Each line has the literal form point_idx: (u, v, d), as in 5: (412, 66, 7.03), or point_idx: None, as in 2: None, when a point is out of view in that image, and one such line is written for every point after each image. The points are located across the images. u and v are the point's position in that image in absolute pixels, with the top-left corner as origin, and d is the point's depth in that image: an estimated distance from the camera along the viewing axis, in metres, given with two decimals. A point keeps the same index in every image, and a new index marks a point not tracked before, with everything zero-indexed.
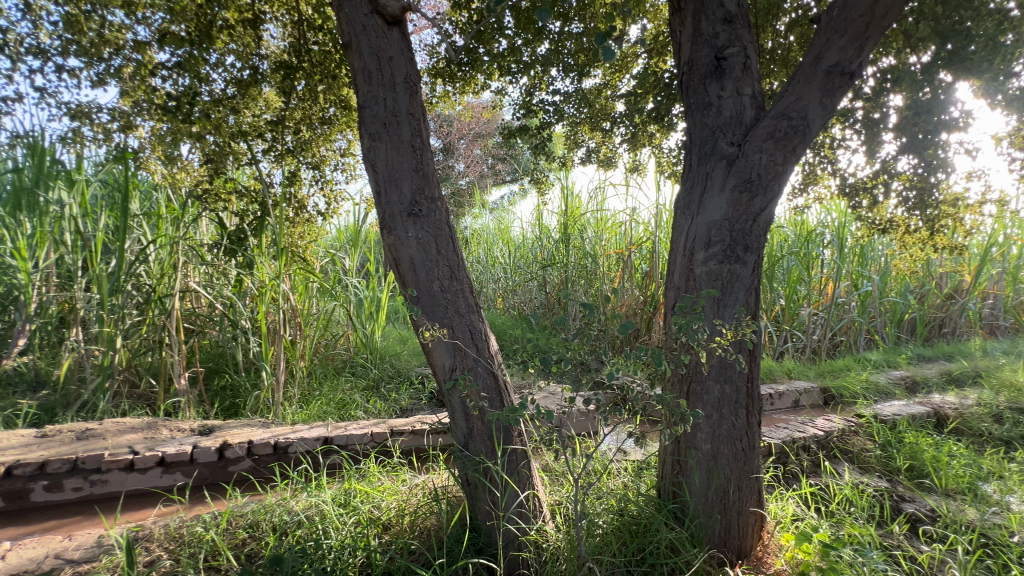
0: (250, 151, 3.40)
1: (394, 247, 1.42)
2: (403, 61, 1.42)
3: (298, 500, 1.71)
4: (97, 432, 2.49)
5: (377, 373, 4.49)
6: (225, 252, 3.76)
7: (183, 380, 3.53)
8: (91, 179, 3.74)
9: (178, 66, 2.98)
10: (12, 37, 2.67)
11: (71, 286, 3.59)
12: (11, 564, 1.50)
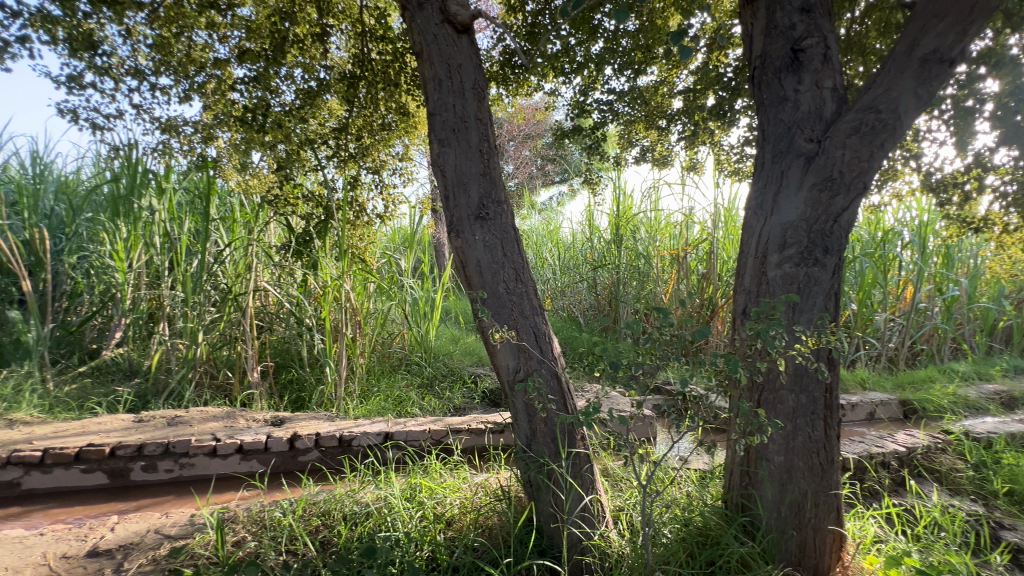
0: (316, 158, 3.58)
1: (461, 249, 1.45)
2: (472, 67, 1.45)
3: (366, 492, 1.78)
4: (185, 420, 2.71)
5: (431, 371, 4.62)
6: (293, 253, 3.99)
7: (256, 374, 3.78)
8: (177, 187, 4.08)
9: (253, 80, 3.19)
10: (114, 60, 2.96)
11: (158, 284, 3.94)
12: (119, 536, 1.66)
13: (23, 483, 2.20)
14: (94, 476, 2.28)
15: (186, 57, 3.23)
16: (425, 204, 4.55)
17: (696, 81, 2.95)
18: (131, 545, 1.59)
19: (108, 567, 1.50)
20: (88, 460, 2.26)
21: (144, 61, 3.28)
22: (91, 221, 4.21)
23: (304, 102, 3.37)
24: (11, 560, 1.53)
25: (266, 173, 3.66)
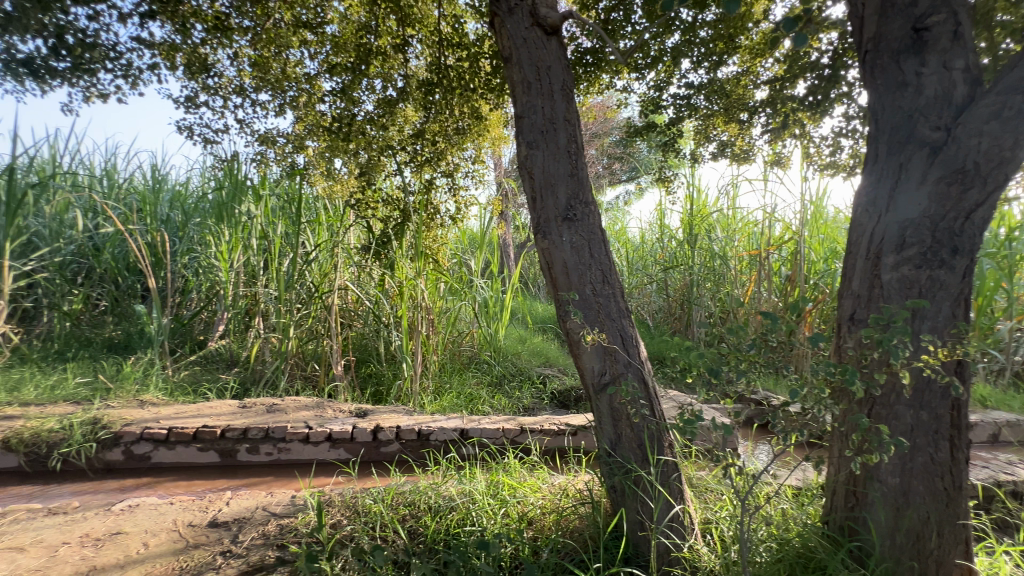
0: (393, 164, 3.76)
1: (548, 250, 1.46)
2: (560, 68, 1.46)
3: (450, 486, 1.84)
4: (281, 407, 2.95)
5: (500, 371, 4.70)
6: (373, 254, 4.23)
7: (339, 367, 4.04)
8: (271, 194, 4.45)
9: (338, 93, 3.40)
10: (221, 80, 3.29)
11: (255, 283, 4.31)
12: (234, 509, 1.83)
13: (151, 457, 2.49)
14: (208, 454, 2.53)
15: (280, 73, 3.51)
16: (495, 206, 4.63)
17: (783, 69, 2.76)
18: (245, 518, 1.76)
19: (227, 538, 1.66)
20: (203, 440, 2.52)
21: (246, 80, 3.62)
22: (199, 225, 4.70)
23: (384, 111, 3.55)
24: (148, 525, 1.73)
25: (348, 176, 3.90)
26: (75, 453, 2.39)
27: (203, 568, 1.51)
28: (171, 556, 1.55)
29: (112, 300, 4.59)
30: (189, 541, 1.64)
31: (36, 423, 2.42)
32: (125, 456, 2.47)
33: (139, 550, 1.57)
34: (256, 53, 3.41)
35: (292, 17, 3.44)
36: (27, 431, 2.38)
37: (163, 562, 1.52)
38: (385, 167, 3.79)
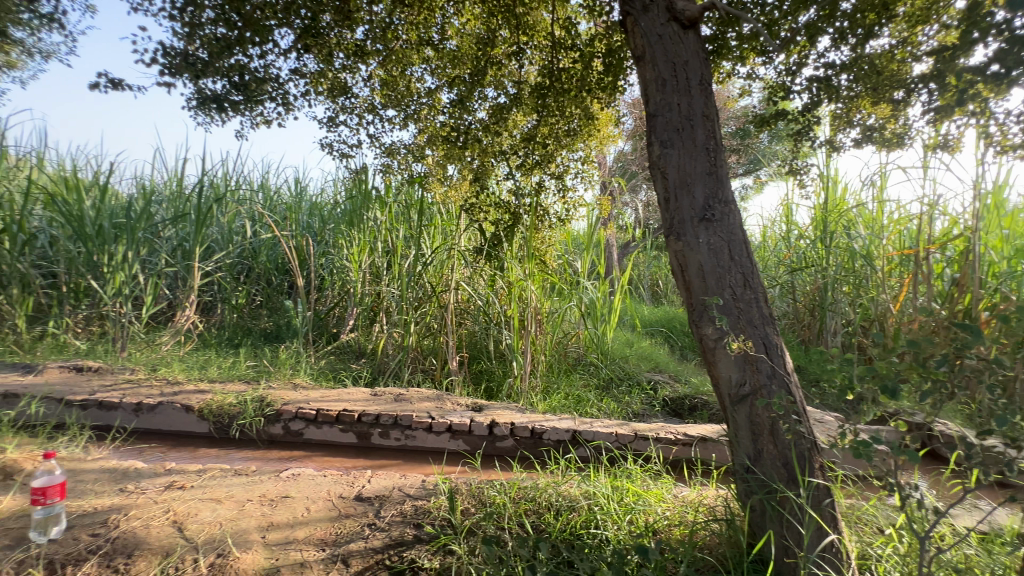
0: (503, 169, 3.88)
1: (683, 252, 1.41)
2: (697, 63, 1.43)
3: (572, 486, 1.87)
4: (407, 397, 3.21)
5: (608, 373, 4.63)
6: (485, 255, 4.42)
7: (454, 362, 4.29)
8: (393, 200, 4.85)
9: (455, 104, 3.61)
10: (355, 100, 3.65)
11: (379, 281, 4.73)
12: (375, 487, 2.04)
13: (303, 434, 2.85)
14: (347, 435, 2.84)
15: (404, 89, 3.82)
16: (602, 205, 4.57)
17: (957, 34, 2.33)
18: (385, 496, 1.95)
19: (371, 512, 1.84)
20: (344, 421, 2.83)
21: (375, 98, 3.99)
22: (334, 230, 5.28)
23: (493, 119, 3.68)
24: (308, 492, 1.99)
25: (462, 181, 4.13)
26: (249, 425, 2.82)
27: (354, 536, 1.69)
28: (327, 522, 1.77)
29: (268, 295, 5.35)
30: (341, 510, 1.85)
31: (221, 397, 2.89)
32: (284, 431, 2.85)
33: (304, 513, 1.82)
34: (384, 72, 3.75)
35: (416, 36, 3.72)
36: (215, 403, 2.84)
37: (322, 527, 1.74)
38: (497, 173, 3.93)
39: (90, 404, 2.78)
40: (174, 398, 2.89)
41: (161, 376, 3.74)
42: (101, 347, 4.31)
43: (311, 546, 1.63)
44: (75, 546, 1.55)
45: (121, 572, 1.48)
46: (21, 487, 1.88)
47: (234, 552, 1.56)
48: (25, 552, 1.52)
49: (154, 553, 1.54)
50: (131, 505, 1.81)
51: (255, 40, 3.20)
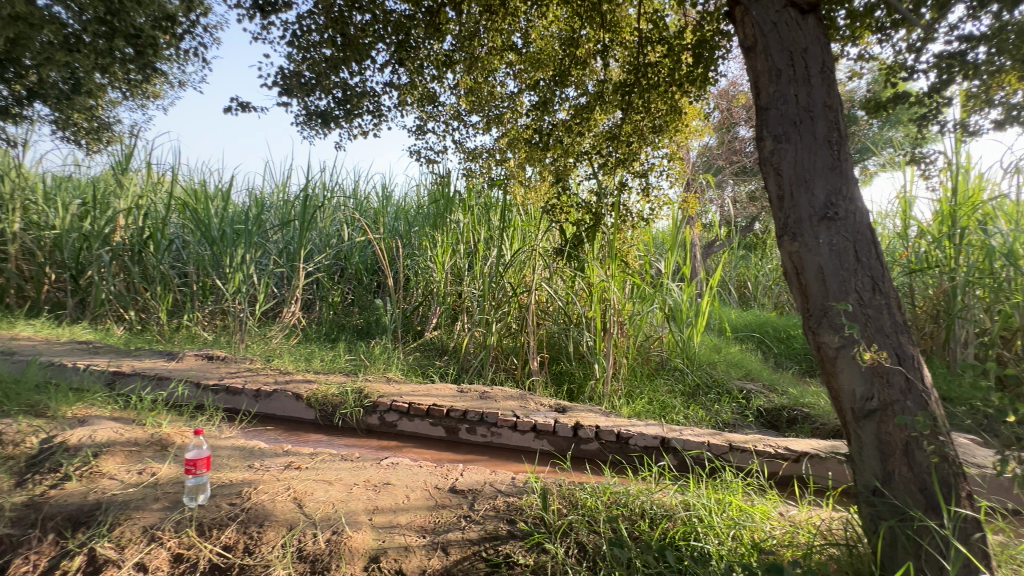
0: (584, 169, 3.85)
1: (799, 253, 1.43)
2: (818, 49, 1.45)
3: (667, 495, 1.83)
4: (491, 395, 3.30)
5: (694, 380, 4.41)
6: (565, 256, 4.25)
7: (535, 362, 4.33)
8: (474, 203, 4.98)
9: (537, 105, 3.63)
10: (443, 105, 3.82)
11: (461, 282, 4.88)
12: (468, 480, 2.12)
13: (397, 425, 3.03)
14: (437, 429, 2.98)
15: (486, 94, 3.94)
16: (687, 204, 4.37)
17: None
18: (478, 490, 2.02)
19: (466, 504, 1.92)
20: (434, 416, 2.97)
21: (461, 104, 4.17)
22: (419, 233, 5.55)
23: (575, 119, 3.67)
24: (407, 481, 2.11)
25: (542, 182, 4.17)
26: (350, 414, 3.05)
27: (451, 526, 1.77)
28: (426, 511, 1.87)
29: (361, 294, 5.75)
30: (438, 500, 1.95)
31: (325, 387, 3.15)
32: (380, 421, 3.05)
33: (405, 500, 1.93)
34: (470, 79, 3.91)
35: (500, 42, 3.81)
36: (322, 392, 3.10)
37: (422, 515, 1.84)
38: (576, 174, 3.89)
39: (219, 389, 3.16)
40: (286, 386, 3.20)
41: (274, 366, 4.15)
42: (224, 339, 4.87)
43: (412, 532, 1.73)
44: (218, 513, 1.77)
45: (255, 539, 1.66)
46: (174, 458, 2.18)
47: (347, 530, 1.69)
48: (180, 513, 1.76)
49: (280, 526, 1.72)
50: (259, 480, 2.03)
51: (354, 58, 3.46)
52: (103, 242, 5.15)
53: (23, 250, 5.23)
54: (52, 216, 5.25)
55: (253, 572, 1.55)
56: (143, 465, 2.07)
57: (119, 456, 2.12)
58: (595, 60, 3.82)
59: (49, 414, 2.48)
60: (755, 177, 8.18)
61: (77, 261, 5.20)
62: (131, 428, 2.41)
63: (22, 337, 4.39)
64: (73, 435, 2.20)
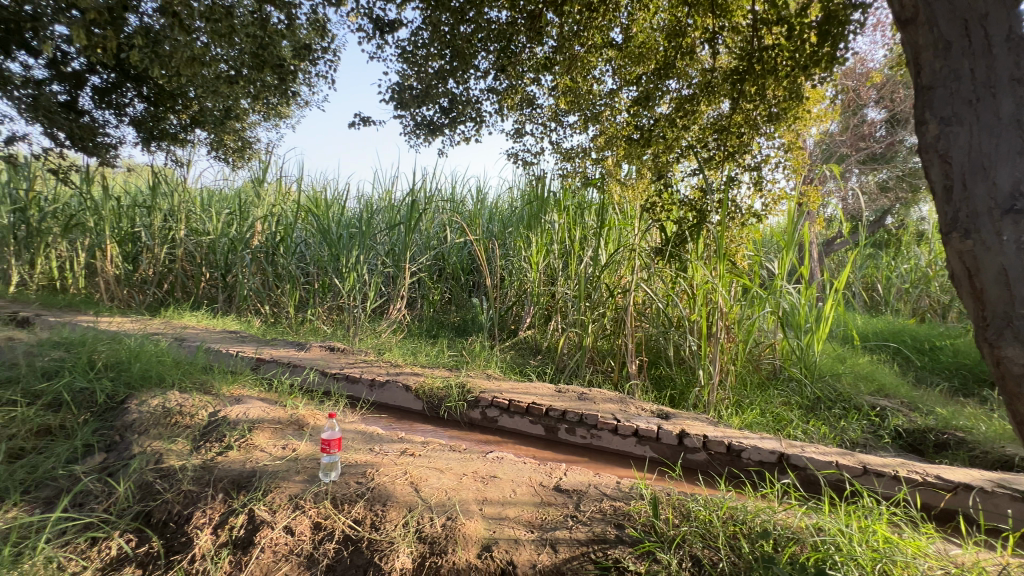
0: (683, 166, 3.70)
1: (975, 250, 1.37)
2: (1001, 16, 1.36)
3: (794, 517, 1.70)
4: (590, 397, 3.28)
5: (815, 393, 3.98)
6: (666, 256, 4.16)
7: (634, 366, 4.20)
8: (570, 203, 4.97)
9: (637, 101, 3.54)
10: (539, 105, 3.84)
11: (555, 282, 4.89)
12: (574, 480, 2.14)
13: (497, 421, 3.12)
14: (536, 427, 3.02)
15: (585, 93, 3.93)
16: (807, 197, 3.96)
17: None
18: (582, 490, 2.03)
19: (571, 504, 1.93)
20: (533, 414, 3.02)
21: (559, 105, 4.20)
22: (513, 234, 5.67)
23: (678, 112, 3.48)
24: (513, 475, 2.17)
25: (639, 180, 4.12)
26: (454, 407, 3.21)
27: (558, 524, 1.79)
28: (533, 506, 1.91)
29: (457, 293, 6.06)
30: (543, 498, 1.98)
31: (431, 380, 3.35)
32: (481, 416, 3.17)
33: (512, 494, 2.00)
34: (568, 78, 3.92)
35: (600, 39, 3.75)
36: (428, 385, 3.30)
37: (529, 510, 1.88)
38: (676, 170, 3.75)
39: (340, 377, 3.49)
40: (397, 378, 3.45)
41: (386, 359, 4.50)
42: (341, 333, 5.38)
43: (520, 526, 1.78)
44: (348, 489, 1.96)
45: (380, 516, 1.81)
46: (309, 438, 2.47)
47: (460, 518, 1.79)
48: (318, 486, 1.98)
49: (401, 507, 1.86)
50: (380, 463, 2.22)
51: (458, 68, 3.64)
52: (246, 246, 5.95)
53: (186, 253, 6.22)
54: (208, 224, 6.17)
55: (379, 547, 1.69)
56: (286, 441, 2.37)
57: (266, 432, 2.44)
58: (700, 49, 3.62)
59: (213, 391, 2.94)
60: (886, 165, 7.19)
61: (225, 261, 6.06)
62: (275, 408, 2.76)
63: (187, 326, 5.23)
64: (231, 411, 2.58)
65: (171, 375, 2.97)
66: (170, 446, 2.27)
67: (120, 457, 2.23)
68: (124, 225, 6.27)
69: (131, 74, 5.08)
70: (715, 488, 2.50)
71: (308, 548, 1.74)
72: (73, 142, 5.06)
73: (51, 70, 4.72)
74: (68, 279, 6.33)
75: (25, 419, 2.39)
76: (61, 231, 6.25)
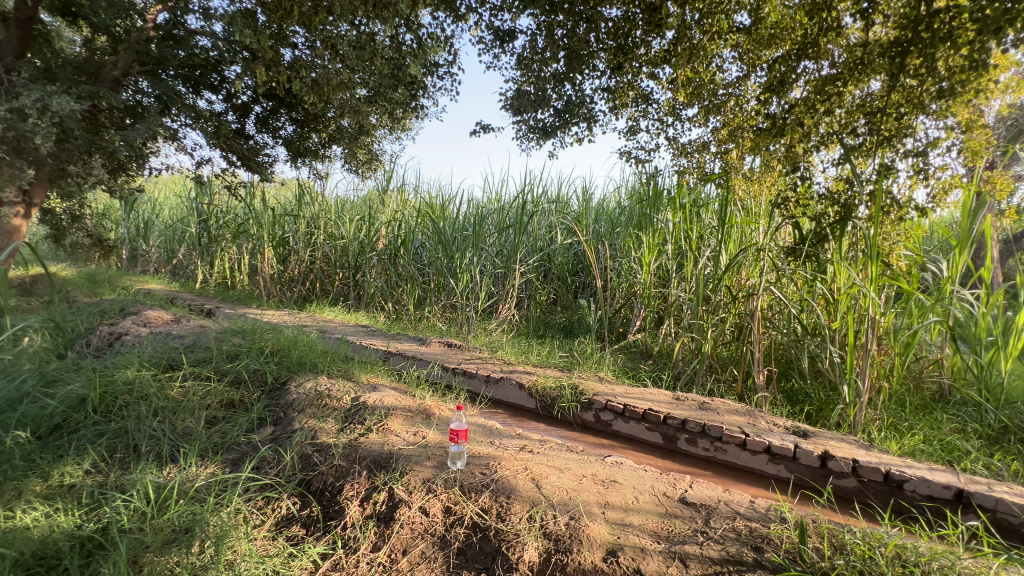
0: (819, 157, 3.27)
1: None
2: None
3: (987, 568, 1.46)
4: (713, 407, 3.08)
5: (1000, 421, 3.30)
6: (800, 256, 3.74)
7: (761, 377, 3.83)
8: (685, 200, 4.71)
9: (768, 87, 3.23)
10: (655, 99, 3.70)
11: (669, 283, 4.66)
12: (701, 494, 2.05)
13: (612, 425, 3.07)
14: (653, 435, 2.92)
15: (706, 83, 3.74)
16: (990, 184, 3.25)
17: None
18: (712, 507, 1.93)
19: (699, 519, 1.84)
20: (650, 420, 2.92)
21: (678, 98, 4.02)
22: (622, 235, 5.54)
23: (815, 94, 3.09)
24: (634, 482, 2.13)
25: (765, 173, 3.76)
26: (568, 407, 3.22)
27: (687, 538, 1.72)
28: (657, 516, 1.86)
29: (563, 294, 6.10)
30: (668, 509, 1.91)
31: (544, 379, 3.40)
32: (595, 419, 3.14)
33: (634, 501, 1.96)
34: (688, 69, 3.72)
35: (724, 25, 3.50)
36: (541, 383, 3.35)
37: (654, 519, 1.83)
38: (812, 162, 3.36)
39: (458, 371, 3.70)
40: (511, 376, 3.55)
41: (498, 357, 4.66)
42: (455, 330, 5.70)
43: (645, 535, 1.74)
44: (475, 479, 2.08)
45: (505, 508, 1.89)
46: (435, 427, 2.66)
47: (584, 519, 1.80)
48: (448, 473, 2.12)
49: (524, 501, 1.92)
50: (502, 457, 2.30)
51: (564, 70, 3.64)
52: (373, 249, 6.59)
53: (324, 255, 7.05)
54: (342, 229, 6.94)
55: (506, 537, 1.76)
56: (416, 428, 2.58)
57: (399, 419, 2.68)
58: (848, 21, 3.14)
59: (353, 379, 3.30)
60: None
61: (356, 262, 6.76)
62: (404, 398, 3.01)
63: (328, 319, 5.94)
64: (369, 398, 2.88)
65: (321, 363, 3.39)
66: (322, 424, 2.58)
67: (285, 430, 2.60)
68: (277, 231, 7.30)
69: (285, 101, 5.89)
70: (874, 521, 2.22)
71: (441, 530, 1.87)
72: (243, 163, 6.01)
73: (227, 103, 5.66)
74: (237, 277, 7.56)
75: (217, 393, 2.90)
76: (232, 237, 7.48)
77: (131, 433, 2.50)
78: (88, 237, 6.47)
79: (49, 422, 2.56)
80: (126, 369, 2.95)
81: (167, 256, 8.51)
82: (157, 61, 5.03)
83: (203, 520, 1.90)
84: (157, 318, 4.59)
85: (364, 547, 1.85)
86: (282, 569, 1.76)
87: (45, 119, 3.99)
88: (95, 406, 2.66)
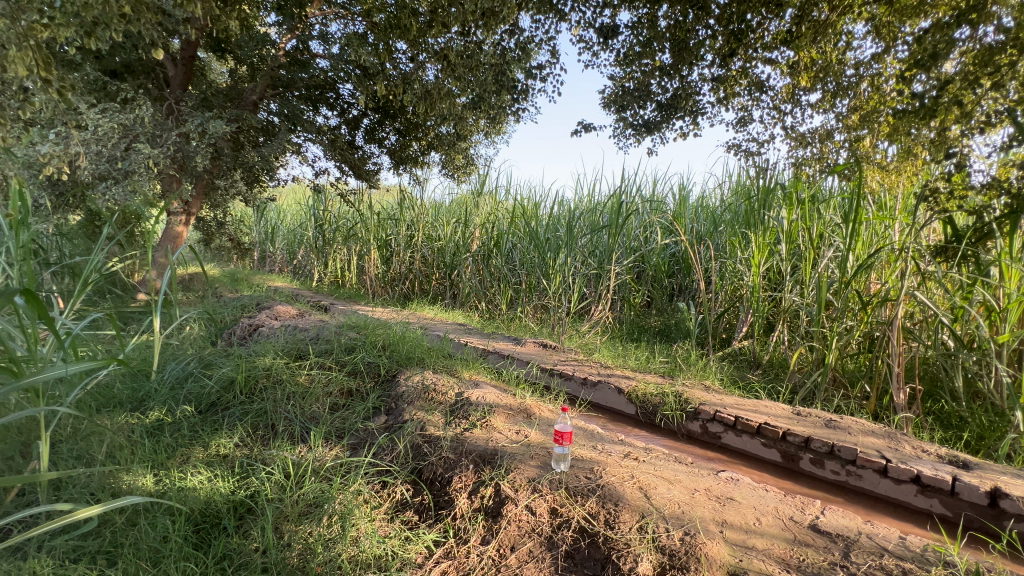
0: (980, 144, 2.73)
1: None
2: None
3: None
4: (841, 425, 2.75)
5: None
6: (953, 257, 3.21)
7: (902, 395, 3.32)
8: (803, 195, 4.27)
9: (913, 63, 2.81)
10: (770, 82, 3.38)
11: (783, 287, 4.25)
12: (835, 523, 1.85)
13: (721, 437, 2.87)
14: (770, 451, 2.68)
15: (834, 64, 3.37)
16: None
17: None
18: (851, 540, 1.73)
19: (836, 550, 1.67)
20: (766, 436, 2.68)
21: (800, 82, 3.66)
22: (726, 234, 5.18)
23: (978, 66, 2.58)
24: (754, 502, 1.97)
25: (905, 161, 3.36)
26: (671, 415, 3.06)
27: (823, 570, 1.57)
28: (785, 542, 1.71)
29: (659, 296, 5.84)
30: (798, 535, 1.75)
31: (644, 385, 3.27)
32: (701, 430, 2.96)
33: (756, 522, 1.82)
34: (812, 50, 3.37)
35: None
36: (642, 389, 3.23)
37: (780, 545, 1.70)
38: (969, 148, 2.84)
39: (555, 373, 3.69)
40: (609, 379, 3.46)
41: (593, 359, 4.59)
42: (548, 331, 5.70)
43: (772, 562, 1.61)
44: (580, 482, 2.05)
45: (613, 515, 1.85)
46: (536, 427, 2.69)
47: (700, 536, 1.70)
48: (552, 474, 2.12)
49: (633, 510, 1.86)
50: (607, 462, 2.26)
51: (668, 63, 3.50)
52: (468, 250, 6.83)
53: (423, 256, 7.44)
54: (440, 232, 7.28)
55: (616, 545, 1.72)
56: (518, 427, 2.62)
57: (501, 416, 2.75)
58: None
59: (455, 375, 3.44)
60: None
61: (452, 262, 7.05)
62: (505, 396, 3.07)
63: (427, 318, 6.26)
64: (471, 394, 2.97)
65: (426, 359, 3.58)
66: (430, 417, 2.72)
67: (397, 421, 2.78)
68: (382, 234, 7.85)
69: (390, 113, 6.34)
70: None
71: (547, 531, 1.88)
72: (354, 171, 6.55)
73: (342, 117, 6.22)
74: (347, 276, 8.26)
75: (338, 382, 3.18)
76: (343, 240, 8.20)
77: (269, 414, 2.83)
78: (230, 241, 7.47)
79: (207, 399, 2.99)
80: (265, 356, 3.35)
81: (289, 257, 9.54)
82: (286, 84, 5.66)
83: (330, 497, 2.09)
84: (285, 313, 5.16)
85: (475, 539, 1.91)
86: (400, 551, 1.88)
87: (204, 141, 4.67)
88: (241, 388, 3.06)
